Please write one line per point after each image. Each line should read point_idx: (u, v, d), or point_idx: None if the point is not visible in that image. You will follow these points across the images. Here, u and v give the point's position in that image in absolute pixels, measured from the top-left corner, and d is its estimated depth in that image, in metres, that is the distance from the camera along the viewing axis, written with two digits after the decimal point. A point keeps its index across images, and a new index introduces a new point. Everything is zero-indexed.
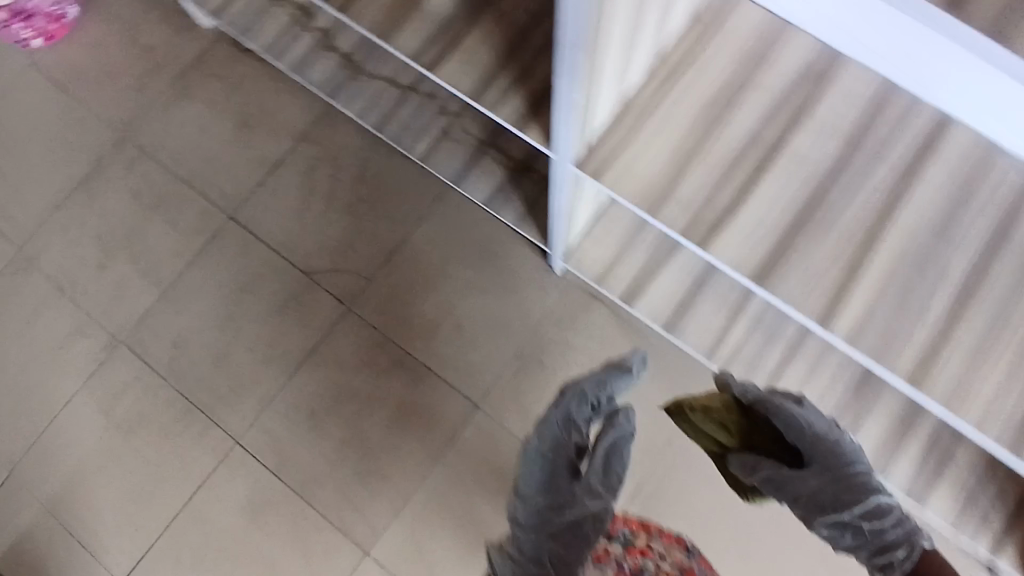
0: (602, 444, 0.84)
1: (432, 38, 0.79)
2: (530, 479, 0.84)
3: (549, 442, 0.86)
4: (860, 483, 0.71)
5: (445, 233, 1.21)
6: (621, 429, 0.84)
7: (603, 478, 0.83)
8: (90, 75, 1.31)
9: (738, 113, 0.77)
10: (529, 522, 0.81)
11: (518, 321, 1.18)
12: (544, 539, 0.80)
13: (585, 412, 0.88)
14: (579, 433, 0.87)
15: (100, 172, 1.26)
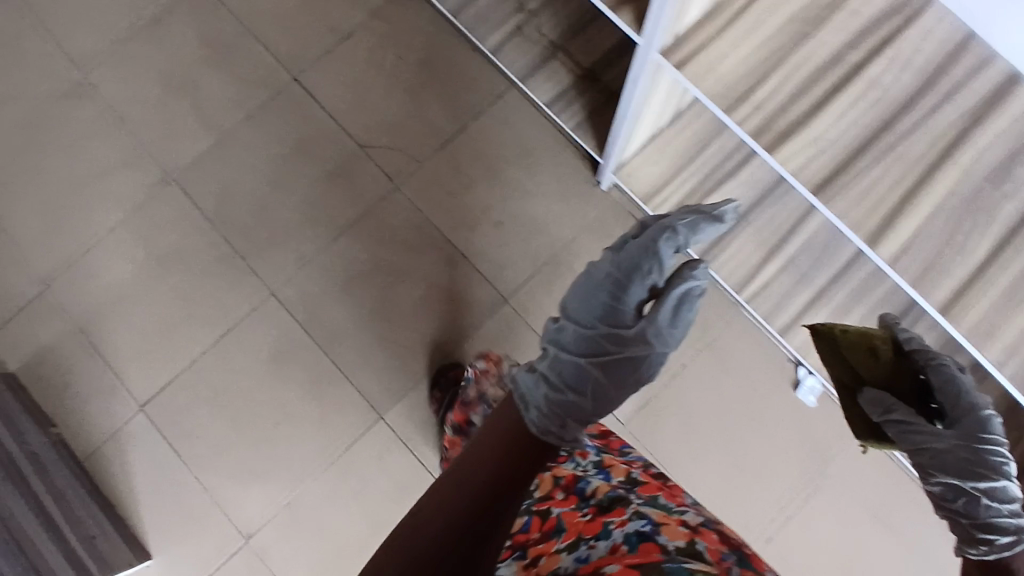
0: (674, 285, 0.72)
1: None
2: (582, 301, 0.74)
3: (624, 270, 0.74)
4: (1001, 458, 0.61)
5: (499, 128, 1.23)
6: (694, 280, 0.73)
7: (667, 327, 0.72)
8: None
9: (821, 31, 0.76)
10: (575, 343, 0.71)
11: (557, 226, 1.20)
12: (588, 364, 0.69)
13: (670, 250, 0.74)
14: (657, 271, 0.74)
15: (173, 15, 1.27)
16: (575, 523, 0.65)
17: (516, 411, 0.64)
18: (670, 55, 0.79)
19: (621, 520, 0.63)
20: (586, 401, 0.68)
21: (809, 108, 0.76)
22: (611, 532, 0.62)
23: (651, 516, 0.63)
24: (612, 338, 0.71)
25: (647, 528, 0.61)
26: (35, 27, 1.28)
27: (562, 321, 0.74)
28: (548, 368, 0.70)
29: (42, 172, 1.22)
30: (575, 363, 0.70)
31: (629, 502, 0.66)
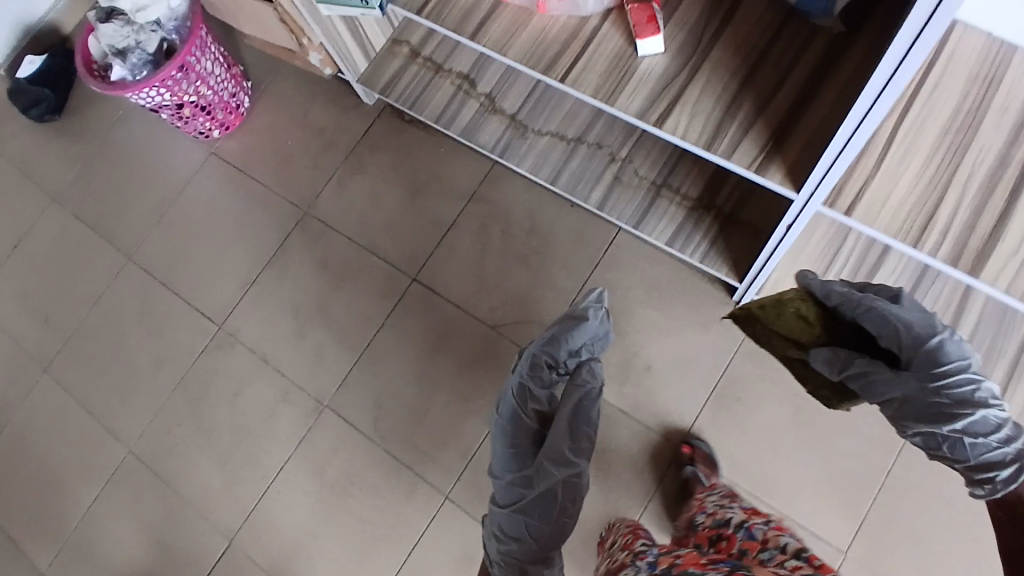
0: (565, 412, 1.00)
1: (654, 91, 0.82)
2: (513, 457, 1.03)
3: (506, 422, 1.04)
4: (960, 391, 0.67)
5: (621, 272, 1.22)
6: (587, 381, 1.02)
7: (569, 454, 0.98)
8: (267, 161, 1.42)
9: (977, 139, 0.73)
10: (510, 495, 1.01)
11: (708, 358, 1.16)
12: (521, 516, 0.97)
13: (540, 381, 1.03)
14: (537, 406, 1.03)
15: (289, 248, 1.35)
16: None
17: (491, 564, 0.98)
18: (834, 203, 0.76)
19: None
20: (528, 543, 0.97)
21: (994, 221, 0.73)
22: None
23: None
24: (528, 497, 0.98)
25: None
26: (167, 293, 1.36)
27: (499, 478, 1.03)
28: (498, 523, 1.00)
29: (204, 429, 1.27)
30: (517, 516, 0.98)
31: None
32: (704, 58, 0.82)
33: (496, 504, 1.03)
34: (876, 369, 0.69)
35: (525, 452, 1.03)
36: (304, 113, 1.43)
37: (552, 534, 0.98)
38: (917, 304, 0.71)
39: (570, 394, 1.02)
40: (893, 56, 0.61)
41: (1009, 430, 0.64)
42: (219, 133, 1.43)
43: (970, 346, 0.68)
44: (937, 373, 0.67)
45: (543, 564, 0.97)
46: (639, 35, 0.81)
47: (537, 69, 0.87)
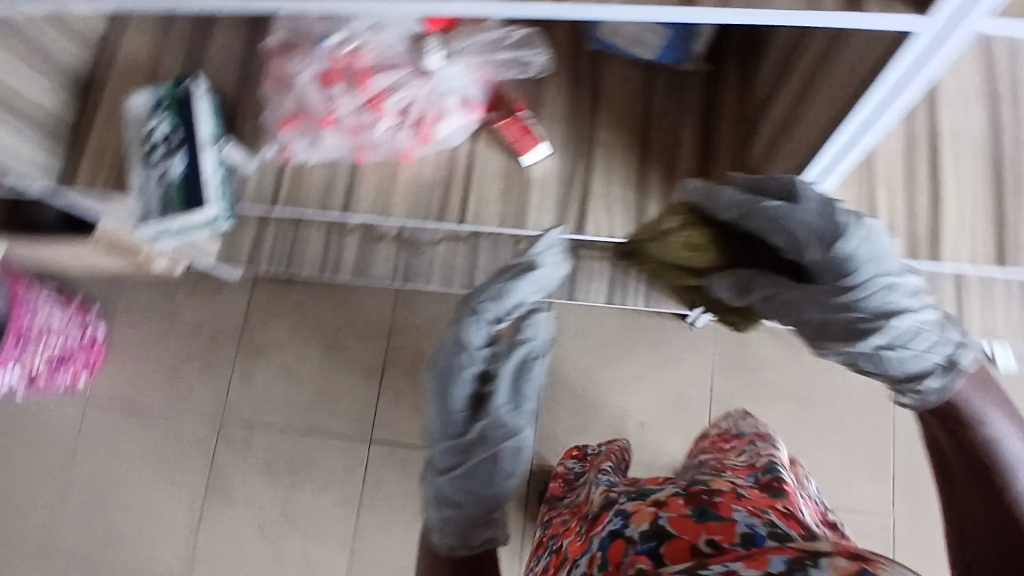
0: (508, 373, 0.74)
1: (561, 196, 0.76)
2: (454, 417, 0.74)
3: (443, 378, 0.74)
4: (879, 296, 0.57)
5: (574, 340, 1.15)
6: (528, 343, 0.75)
7: (514, 413, 0.74)
8: (154, 383, 1.25)
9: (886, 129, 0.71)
10: (450, 459, 0.74)
11: (690, 388, 1.13)
12: (459, 482, 0.73)
13: (481, 335, 0.73)
14: (477, 364, 0.74)
15: (222, 467, 1.20)
16: (576, 545, 0.65)
17: (431, 538, 0.74)
18: None
19: (600, 528, 0.62)
20: (463, 535, 0.73)
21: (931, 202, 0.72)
22: (592, 545, 0.60)
23: (628, 511, 0.61)
24: (475, 478, 0.73)
25: (619, 524, 0.59)
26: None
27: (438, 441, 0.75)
28: (436, 489, 0.74)
29: None
30: (461, 479, 0.73)
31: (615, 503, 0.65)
32: (593, 143, 0.77)
33: (431, 469, 0.75)
34: (779, 284, 0.60)
35: (470, 407, 0.75)
36: (172, 314, 1.26)
37: (497, 496, 0.74)
38: (818, 197, 0.58)
39: (512, 348, 0.74)
40: (877, 94, 0.52)
41: (936, 334, 0.57)
42: (86, 377, 1.26)
43: (885, 241, 0.58)
44: (856, 297, 0.57)
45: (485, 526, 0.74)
46: (522, 149, 0.75)
47: (430, 218, 0.78)
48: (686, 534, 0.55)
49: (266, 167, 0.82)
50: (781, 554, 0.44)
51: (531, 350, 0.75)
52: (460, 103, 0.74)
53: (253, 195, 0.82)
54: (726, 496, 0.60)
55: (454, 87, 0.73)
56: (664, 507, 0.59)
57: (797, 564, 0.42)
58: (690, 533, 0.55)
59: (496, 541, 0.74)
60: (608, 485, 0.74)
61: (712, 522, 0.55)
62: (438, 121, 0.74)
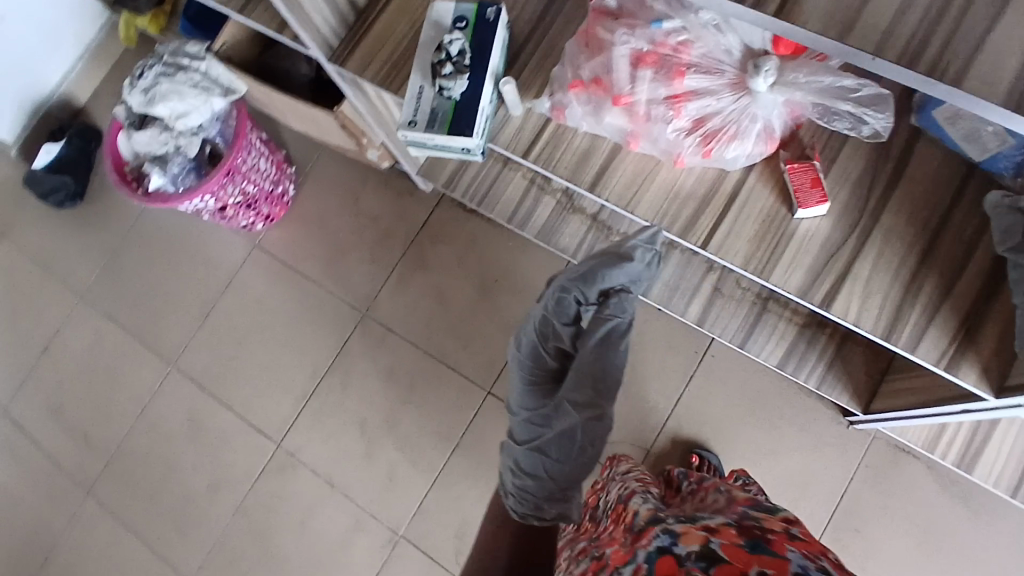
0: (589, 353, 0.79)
1: (821, 261, 0.71)
2: (536, 395, 0.87)
3: (533, 351, 0.87)
4: None
5: (723, 386, 1.12)
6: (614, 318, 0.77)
7: (593, 392, 0.79)
8: (318, 255, 1.31)
9: None
10: (526, 433, 0.88)
11: (820, 483, 1.07)
12: (537, 453, 0.87)
13: (570, 310, 0.82)
14: (560, 341, 0.84)
15: (349, 356, 1.25)
16: (619, 555, 0.68)
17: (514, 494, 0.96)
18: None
19: (646, 540, 0.65)
20: (545, 481, 0.88)
21: None
22: (638, 555, 0.64)
23: (676, 531, 0.65)
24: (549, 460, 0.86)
25: (668, 541, 0.62)
26: (220, 408, 1.28)
27: (517, 413, 0.89)
28: (518, 460, 0.90)
29: (270, 561, 1.19)
30: (536, 455, 0.87)
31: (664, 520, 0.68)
32: (875, 221, 0.70)
33: (513, 440, 0.91)
34: None
35: (545, 382, 0.87)
36: (355, 199, 1.31)
37: (571, 471, 0.85)
38: None
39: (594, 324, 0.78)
40: None
41: None
42: (263, 224, 1.32)
43: None
44: None
45: (561, 503, 0.88)
46: (803, 202, 0.70)
47: (672, 231, 0.75)
48: (736, 562, 0.54)
49: (529, 119, 0.81)
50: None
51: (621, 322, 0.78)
52: (761, 131, 0.68)
53: (508, 140, 0.82)
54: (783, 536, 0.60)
55: (764, 114, 0.67)
56: (713, 533, 0.62)
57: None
58: (741, 561, 0.54)
59: (568, 519, 0.88)
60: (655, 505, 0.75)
61: (767, 556, 0.54)
62: (729, 140, 0.68)
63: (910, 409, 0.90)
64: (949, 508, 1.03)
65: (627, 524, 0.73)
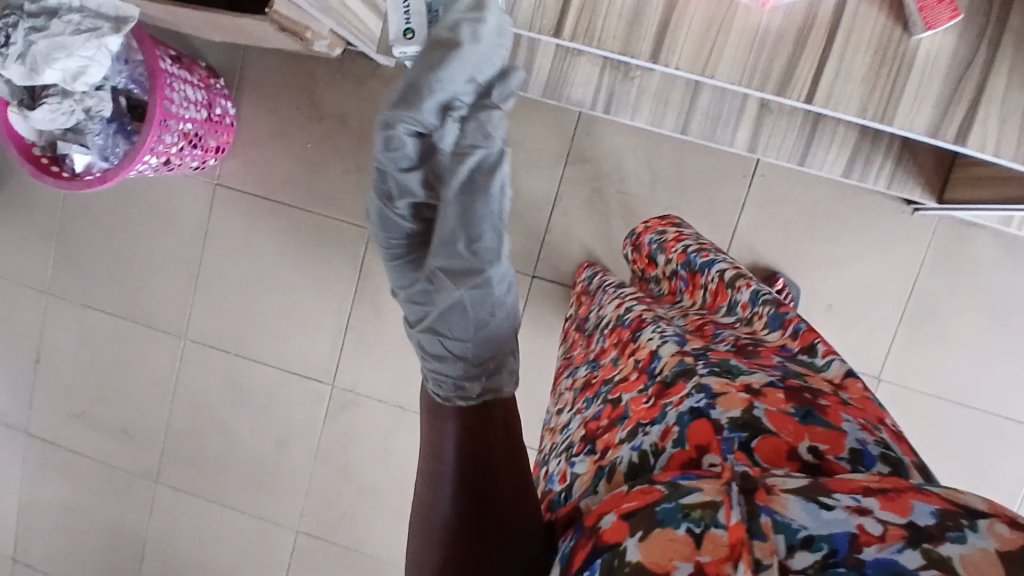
0: (447, 202, 0.50)
1: (949, 86, 0.59)
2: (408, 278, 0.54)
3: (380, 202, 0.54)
4: None
5: (777, 207, 1.04)
6: (480, 150, 0.51)
7: (470, 246, 0.51)
8: (293, 177, 1.13)
9: None
10: (412, 315, 0.55)
11: (890, 276, 1.04)
12: (432, 336, 0.53)
13: (404, 143, 0.52)
14: (410, 194, 0.53)
15: (370, 278, 1.14)
16: (639, 407, 0.48)
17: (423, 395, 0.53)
18: None
19: (678, 396, 0.44)
20: (460, 361, 0.52)
21: None
22: (667, 413, 0.44)
23: (713, 388, 0.43)
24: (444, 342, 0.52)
25: (702, 402, 0.42)
26: (253, 365, 1.19)
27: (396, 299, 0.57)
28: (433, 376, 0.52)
29: (366, 492, 1.18)
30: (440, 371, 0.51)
31: (694, 371, 0.46)
32: (1003, 24, 0.58)
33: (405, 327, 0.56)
34: None
35: (418, 253, 0.55)
36: (311, 100, 1.10)
37: (481, 352, 0.52)
38: None
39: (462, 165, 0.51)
40: None
41: None
42: (215, 158, 1.11)
43: None
44: None
45: (492, 389, 0.50)
46: (932, 23, 0.56)
47: (767, 91, 0.61)
48: (784, 435, 0.39)
49: None
50: (928, 500, 0.29)
51: (484, 163, 0.51)
52: None
53: (532, 14, 0.62)
54: (832, 397, 0.44)
55: None
56: (760, 396, 0.42)
57: (949, 521, 0.28)
58: (789, 435, 0.39)
59: (510, 399, 0.51)
60: (677, 340, 0.53)
61: (820, 427, 0.39)
62: None
63: (992, 204, 0.84)
64: (1018, 267, 1.02)
65: (644, 363, 0.52)
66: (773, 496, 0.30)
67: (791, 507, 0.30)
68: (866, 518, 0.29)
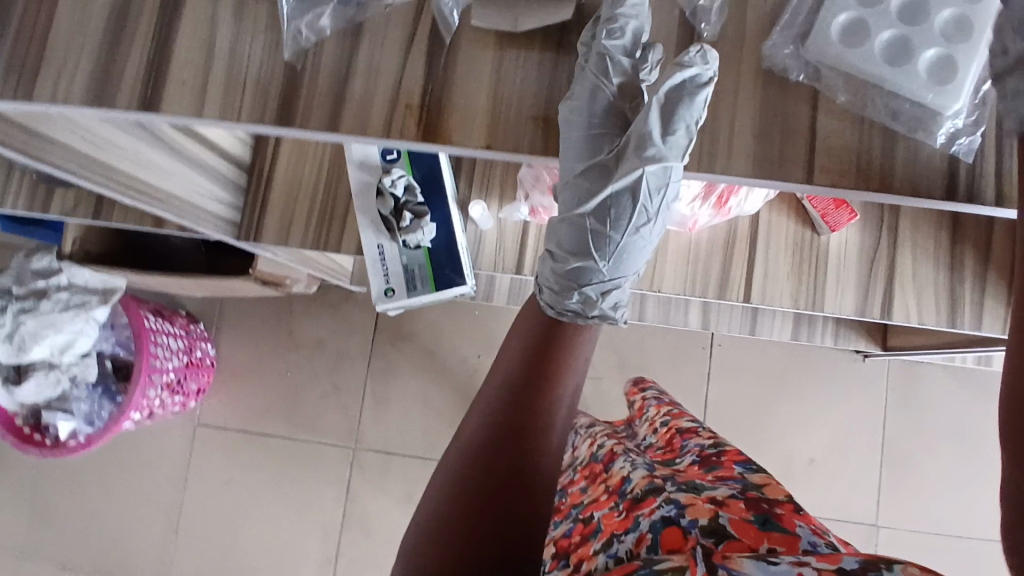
0: (650, 108, 0.43)
1: (863, 272, 0.68)
2: (594, 142, 0.45)
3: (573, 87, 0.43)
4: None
5: (741, 371, 1.10)
6: (693, 68, 0.41)
7: (661, 136, 0.43)
8: (274, 407, 1.15)
9: None
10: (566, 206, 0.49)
11: (858, 423, 1.09)
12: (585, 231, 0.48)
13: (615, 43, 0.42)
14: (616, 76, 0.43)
15: (358, 498, 1.12)
16: (611, 521, 0.49)
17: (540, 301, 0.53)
18: None
19: (649, 506, 0.47)
20: (579, 224, 0.48)
21: None
22: (640, 521, 0.46)
23: (681, 500, 0.46)
24: (600, 222, 0.47)
25: (672, 509, 0.45)
26: None
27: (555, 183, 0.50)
28: (555, 237, 0.51)
29: None
30: (578, 227, 0.48)
31: (663, 486, 0.49)
32: (895, 215, 0.68)
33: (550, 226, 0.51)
34: None
35: (602, 160, 0.46)
36: (288, 330, 1.16)
37: (621, 267, 0.49)
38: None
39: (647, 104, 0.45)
40: None
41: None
42: (195, 399, 1.13)
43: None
44: None
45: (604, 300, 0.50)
46: (835, 225, 0.67)
47: (709, 295, 0.69)
48: (746, 539, 0.43)
49: (505, 227, 0.70)
50: (855, 555, 0.36)
51: (702, 77, 0.41)
52: None
53: (493, 259, 0.70)
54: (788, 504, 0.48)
55: None
56: (722, 506, 0.46)
57: (870, 565, 0.35)
58: (750, 539, 0.43)
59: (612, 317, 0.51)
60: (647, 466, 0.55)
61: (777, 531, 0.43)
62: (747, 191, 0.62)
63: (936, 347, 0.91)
64: (972, 398, 1.09)
65: (615, 484, 0.53)
66: (729, 559, 0.38)
67: (744, 564, 0.37)
68: (805, 568, 0.36)
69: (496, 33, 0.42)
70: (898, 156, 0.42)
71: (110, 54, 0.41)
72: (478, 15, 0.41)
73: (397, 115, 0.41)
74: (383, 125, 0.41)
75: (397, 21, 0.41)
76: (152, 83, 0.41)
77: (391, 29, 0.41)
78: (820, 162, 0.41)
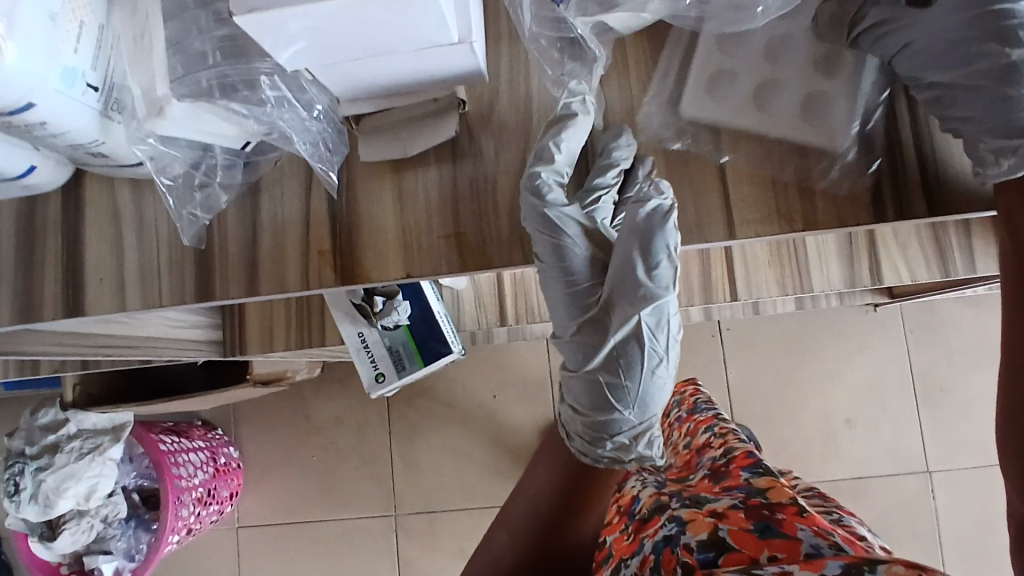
0: (626, 235, 0.43)
1: (844, 243, 0.67)
2: (574, 300, 0.45)
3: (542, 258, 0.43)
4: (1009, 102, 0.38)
5: (755, 351, 1.09)
6: (653, 201, 0.41)
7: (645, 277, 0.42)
8: (309, 493, 1.15)
9: None
10: (575, 357, 0.47)
11: (885, 373, 1.07)
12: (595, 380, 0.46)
13: (552, 191, 0.40)
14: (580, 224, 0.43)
15: (411, 563, 1.12)
16: (622, 544, 0.47)
17: (574, 446, 0.51)
18: None
19: (654, 526, 0.44)
20: (588, 376, 0.46)
21: None
22: (645, 543, 0.44)
23: (683, 515, 0.43)
24: (613, 374, 0.45)
25: (673, 528, 0.42)
26: None
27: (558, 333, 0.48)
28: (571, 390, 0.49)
29: None
30: (578, 344, 0.46)
31: (667, 501, 0.46)
32: None
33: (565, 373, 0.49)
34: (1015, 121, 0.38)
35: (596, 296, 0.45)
36: (304, 415, 1.16)
37: (645, 404, 0.46)
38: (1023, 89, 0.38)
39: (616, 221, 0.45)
40: None
41: None
42: (231, 505, 1.14)
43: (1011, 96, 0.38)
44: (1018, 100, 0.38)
45: (633, 442, 0.48)
46: None
47: (697, 301, 0.68)
48: (747, 550, 0.39)
49: (479, 283, 0.70)
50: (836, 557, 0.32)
51: (663, 208, 0.41)
52: None
53: (474, 317, 0.70)
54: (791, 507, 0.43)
55: None
56: (723, 516, 0.42)
57: None
58: (750, 549, 0.39)
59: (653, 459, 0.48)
60: (658, 481, 0.52)
61: (776, 538, 0.39)
62: None
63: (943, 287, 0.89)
64: (993, 321, 1.06)
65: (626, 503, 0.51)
66: None
67: None
68: None
69: (390, 161, 0.41)
70: (816, 196, 0.40)
71: (27, 265, 0.42)
72: (365, 150, 0.41)
73: (312, 265, 0.41)
74: (300, 275, 0.41)
75: (294, 174, 0.42)
76: (73, 280, 0.42)
77: (289, 183, 0.42)
78: (737, 220, 0.40)
